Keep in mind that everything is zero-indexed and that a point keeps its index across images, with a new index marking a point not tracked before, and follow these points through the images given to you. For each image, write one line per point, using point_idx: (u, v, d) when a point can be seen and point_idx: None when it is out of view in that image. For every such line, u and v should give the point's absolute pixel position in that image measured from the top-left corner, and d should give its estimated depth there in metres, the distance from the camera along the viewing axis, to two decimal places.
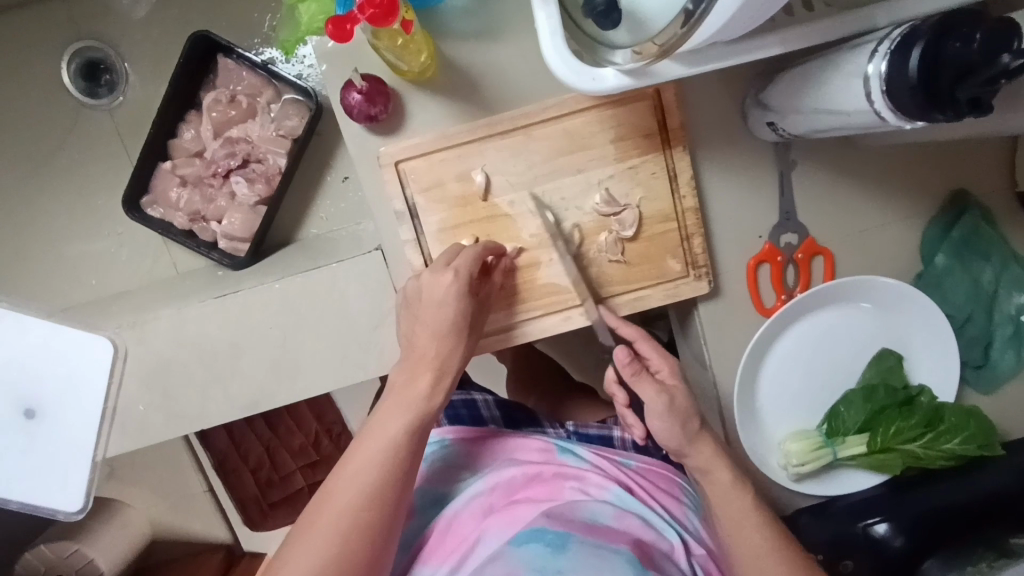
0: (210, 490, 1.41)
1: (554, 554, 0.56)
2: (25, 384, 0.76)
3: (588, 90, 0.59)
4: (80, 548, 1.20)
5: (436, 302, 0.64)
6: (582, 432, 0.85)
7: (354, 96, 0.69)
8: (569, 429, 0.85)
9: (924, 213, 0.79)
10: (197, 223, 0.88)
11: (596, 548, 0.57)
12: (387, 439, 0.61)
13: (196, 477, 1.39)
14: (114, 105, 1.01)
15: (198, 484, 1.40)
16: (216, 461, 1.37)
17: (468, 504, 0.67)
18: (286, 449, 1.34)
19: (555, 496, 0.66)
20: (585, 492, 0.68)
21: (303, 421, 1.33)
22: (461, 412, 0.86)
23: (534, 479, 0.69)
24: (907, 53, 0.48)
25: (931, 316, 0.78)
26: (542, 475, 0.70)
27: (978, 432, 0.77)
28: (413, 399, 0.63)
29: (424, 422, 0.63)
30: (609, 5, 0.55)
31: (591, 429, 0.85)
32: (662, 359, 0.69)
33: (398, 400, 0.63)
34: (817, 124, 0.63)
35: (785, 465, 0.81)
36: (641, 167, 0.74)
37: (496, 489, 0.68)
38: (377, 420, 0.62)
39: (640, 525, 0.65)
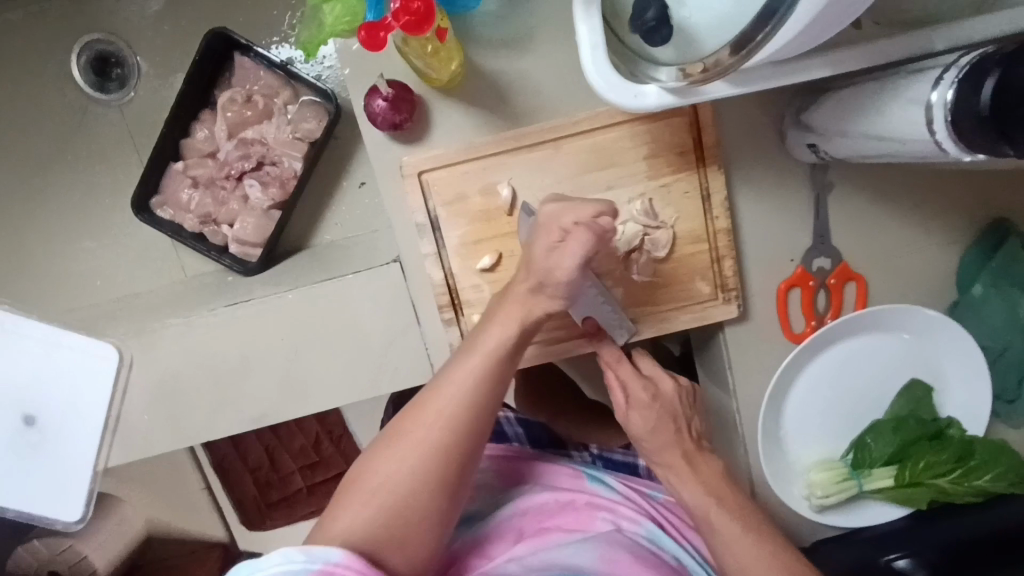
0: (207, 488, 1.38)
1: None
2: (26, 392, 0.73)
3: (629, 107, 0.56)
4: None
5: (552, 248, 0.54)
6: (607, 456, 0.82)
7: (378, 103, 0.66)
8: (594, 453, 0.82)
9: (962, 240, 0.77)
10: (207, 226, 0.85)
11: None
12: (460, 395, 0.53)
13: (194, 475, 1.36)
14: (124, 100, 0.98)
15: (197, 483, 1.37)
16: (216, 460, 1.34)
17: (494, 528, 0.64)
18: (287, 449, 1.30)
19: (588, 525, 0.63)
20: (618, 522, 0.65)
21: (303, 421, 1.28)
22: (483, 426, 0.80)
23: (566, 505, 0.66)
24: (977, 83, 0.45)
25: (964, 347, 0.76)
26: (574, 500, 0.66)
27: (1008, 470, 0.74)
28: (498, 340, 0.55)
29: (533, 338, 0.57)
30: (661, 19, 0.49)
31: (617, 454, 0.82)
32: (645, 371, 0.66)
33: (494, 329, 0.56)
34: (863, 149, 0.60)
35: (808, 496, 0.79)
36: (673, 186, 0.71)
37: (525, 513, 0.64)
38: (445, 376, 0.55)
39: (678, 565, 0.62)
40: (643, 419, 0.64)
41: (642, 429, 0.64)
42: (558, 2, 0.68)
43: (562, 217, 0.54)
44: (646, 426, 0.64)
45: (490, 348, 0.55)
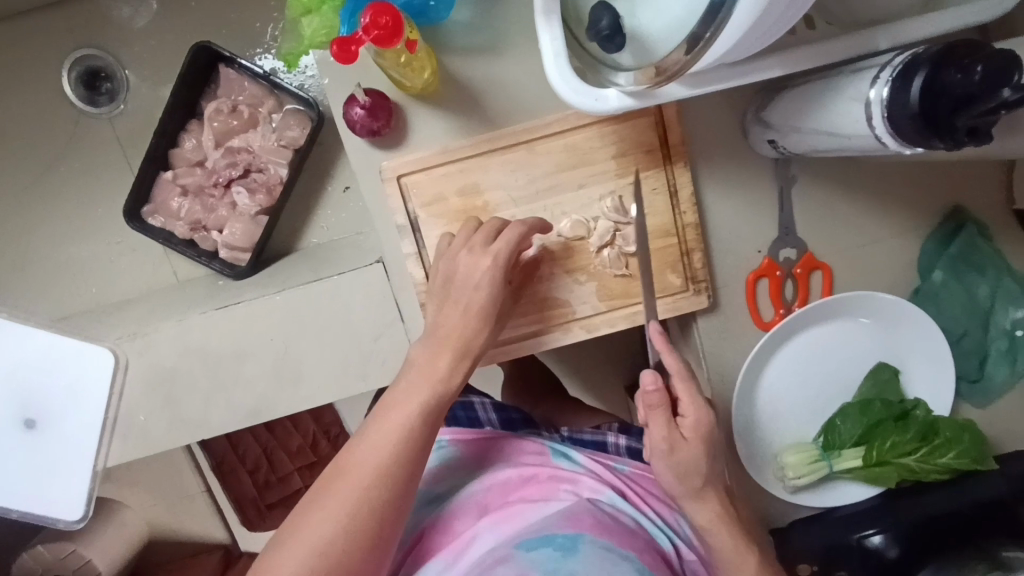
0: (207, 491, 1.41)
1: (563, 556, 0.57)
2: (24, 396, 0.76)
3: (590, 110, 0.59)
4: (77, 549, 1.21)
5: (472, 286, 0.64)
6: (576, 438, 0.84)
7: (356, 111, 0.69)
8: (564, 434, 0.85)
9: (922, 228, 0.80)
10: (197, 232, 0.88)
11: (607, 554, 0.57)
12: (377, 454, 0.58)
13: (193, 478, 1.39)
14: (115, 112, 1.01)
15: (196, 485, 1.40)
16: (215, 461, 1.37)
17: (466, 505, 0.68)
18: (285, 451, 1.34)
19: (551, 499, 0.66)
20: (580, 493, 0.68)
21: (301, 422, 1.32)
22: (459, 415, 0.85)
23: (530, 480, 0.70)
24: (908, 81, 0.48)
25: (925, 330, 0.79)
26: (538, 477, 0.70)
27: (972, 445, 0.78)
28: (410, 402, 0.61)
29: (441, 407, 0.62)
30: (615, 27, 0.53)
31: (586, 434, 0.84)
32: (691, 406, 0.63)
33: (413, 382, 0.62)
34: (817, 144, 0.63)
35: (782, 478, 0.82)
36: (642, 183, 0.74)
37: (492, 489, 0.69)
38: (364, 438, 0.60)
39: (638, 528, 0.67)
40: (694, 455, 0.63)
41: (686, 468, 0.64)
42: (527, 10, 0.71)
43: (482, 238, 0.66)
44: (687, 467, 0.64)
45: (398, 411, 0.60)
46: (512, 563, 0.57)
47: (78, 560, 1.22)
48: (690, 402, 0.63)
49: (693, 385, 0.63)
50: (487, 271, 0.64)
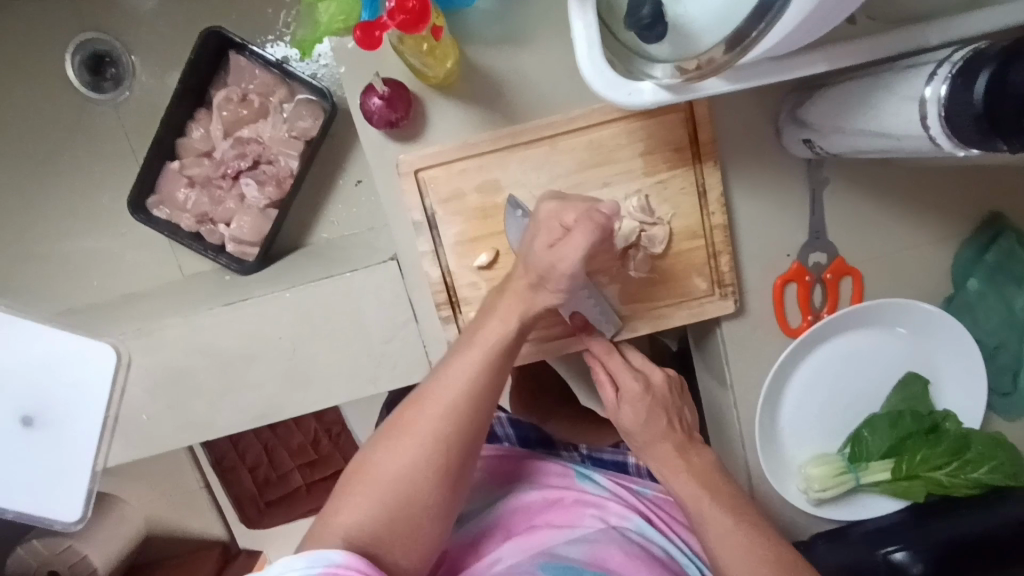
0: (205, 487, 1.38)
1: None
2: (20, 394, 0.72)
3: (624, 104, 0.56)
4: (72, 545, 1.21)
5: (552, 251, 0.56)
6: (596, 456, 0.85)
7: (374, 101, 0.66)
8: (583, 453, 0.84)
9: (957, 235, 0.77)
10: (204, 225, 0.84)
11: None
12: (434, 420, 0.56)
13: (192, 474, 1.36)
14: (120, 99, 0.98)
15: (194, 481, 1.37)
16: (215, 459, 1.34)
17: (487, 528, 0.65)
18: (286, 449, 1.31)
19: (576, 523, 0.64)
20: (604, 517, 0.66)
21: (302, 420, 1.29)
22: None
23: (555, 504, 0.67)
24: (972, 79, 0.45)
25: (959, 341, 0.76)
26: (563, 499, 0.68)
27: (1005, 461, 0.74)
28: (459, 373, 0.57)
29: (491, 378, 0.58)
30: (657, 16, 0.50)
31: (606, 454, 0.85)
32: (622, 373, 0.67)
33: (469, 344, 0.58)
34: (859, 145, 0.61)
35: (806, 490, 0.79)
36: (669, 182, 0.71)
37: (516, 511, 0.66)
38: (429, 400, 0.57)
39: (665, 558, 0.63)
40: (638, 404, 0.66)
41: (637, 416, 0.66)
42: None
43: (557, 216, 0.56)
44: (638, 416, 0.66)
45: (453, 381, 0.57)
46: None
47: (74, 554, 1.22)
48: (622, 369, 0.67)
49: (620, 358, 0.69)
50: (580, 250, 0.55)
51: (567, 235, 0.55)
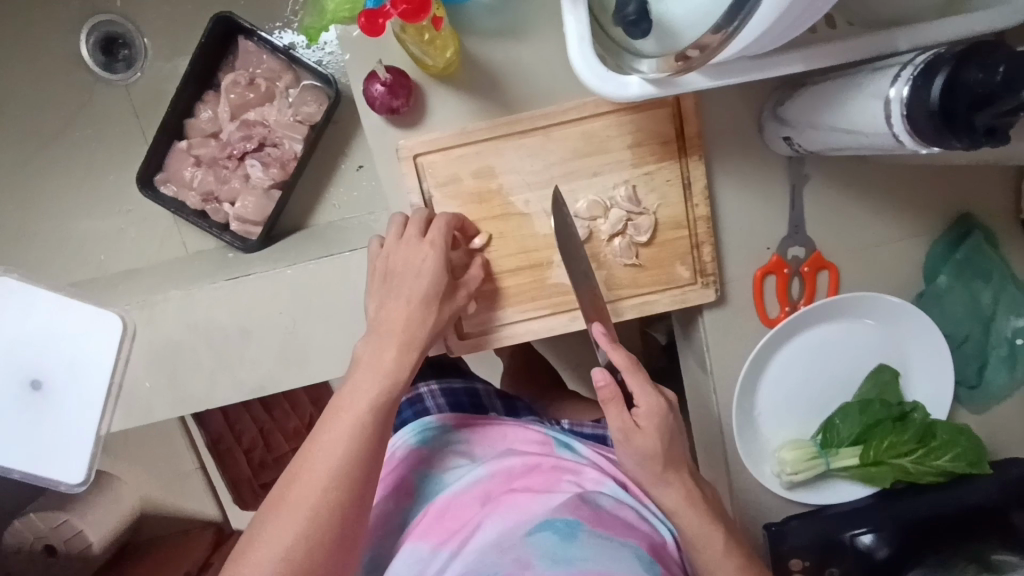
0: (201, 468, 1.42)
1: (566, 542, 0.55)
2: (31, 358, 0.77)
3: (612, 96, 0.59)
4: (68, 520, 1.24)
5: (416, 273, 0.66)
6: (578, 430, 0.87)
7: (376, 87, 0.69)
8: (565, 426, 0.87)
9: (930, 233, 0.81)
10: (209, 203, 0.88)
11: (608, 542, 0.56)
12: (330, 458, 0.57)
13: (187, 455, 1.41)
14: (130, 80, 1.01)
15: (189, 463, 1.42)
16: (211, 440, 1.37)
17: (465, 489, 0.67)
18: (281, 432, 1.33)
19: (553, 485, 0.66)
20: (581, 482, 0.68)
21: (299, 405, 1.31)
22: (462, 399, 0.86)
23: (533, 468, 0.69)
24: (930, 80, 0.48)
25: (927, 334, 0.80)
26: (541, 463, 0.70)
27: (968, 450, 0.78)
28: (352, 406, 0.60)
29: (395, 395, 0.62)
30: (642, 13, 0.54)
31: (587, 428, 0.86)
32: (648, 397, 0.65)
33: (371, 370, 0.62)
34: (833, 142, 0.64)
35: (778, 473, 0.83)
36: (656, 174, 0.75)
37: (495, 476, 0.68)
38: (317, 448, 0.58)
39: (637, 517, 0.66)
40: (662, 427, 0.66)
41: (653, 444, 0.65)
42: None
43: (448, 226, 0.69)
44: (655, 443, 0.65)
45: (353, 404, 0.60)
46: (512, 544, 0.56)
47: (69, 529, 1.25)
48: (642, 390, 0.66)
49: (642, 374, 0.66)
50: (430, 260, 0.67)
51: (417, 247, 0.68)
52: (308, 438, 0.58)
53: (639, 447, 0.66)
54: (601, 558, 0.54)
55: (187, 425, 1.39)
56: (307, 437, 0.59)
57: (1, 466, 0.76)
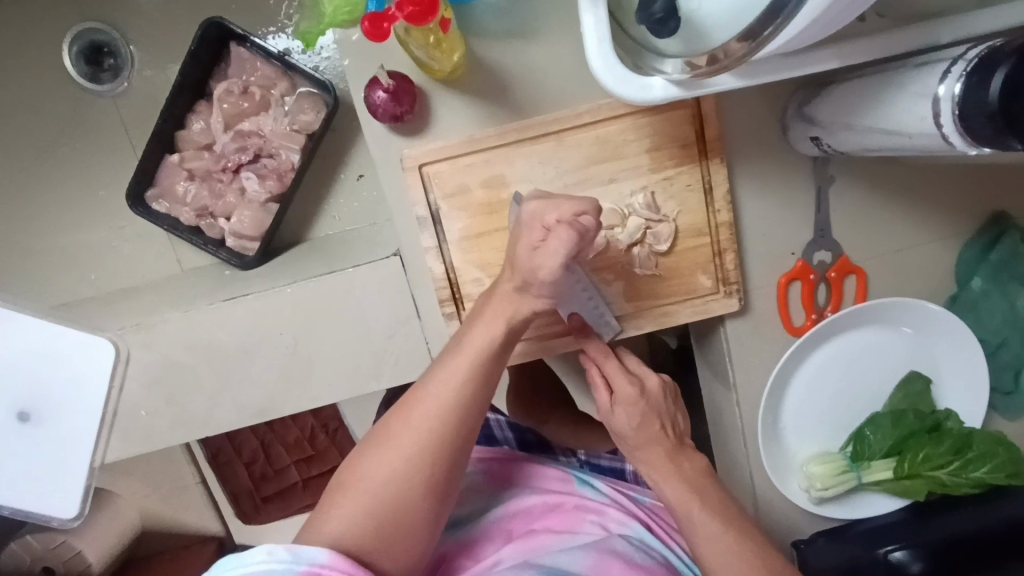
0: (202, 481, 1.37)
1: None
2: (16, 388, 0.72)
3: (632, 100, 0.56)
4: (66, 541, 1.22)
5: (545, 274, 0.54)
6: (594, 463, 0.88)
7: (379, 95, 0.65)
8: (581, 459, 0.88)
9: (962, 234, 0.77)
10: (204, 219, 0.83)
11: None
12: (444, 405, 0.54)
13: (188, 469, 1.35)
14: (118, 91, 0.96)
15: (190, 476, 1.36)
16: (210, 453, 1.32)
17: (484, 527, 0.63)
18: (281, 443, 1.30)
19: (578, 527, 0.62)
20: (605, 521, 0.64)
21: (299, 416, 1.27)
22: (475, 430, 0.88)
23: (554, 508, 0.64)
24: (986, 78, 0.45)
25: (961, 340, 0.76)
26: (564, 501, 0.66)
27: (1008, 461, 0.74)
28: (468, 363, 0.56)
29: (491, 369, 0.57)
30: (669, 11, 0.48)
31: (603, 461, 0.87)
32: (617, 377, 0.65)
33: (460, 357, 0.56)
34: (868, 143, 0.60)
35: (807, 488, 0.80)
36: (675, 179, 0.71)
37: (515, 515, 0.63)
38: (427, 391, 0.55)
39: (664, 561, 0.61)
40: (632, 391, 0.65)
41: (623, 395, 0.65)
42: None
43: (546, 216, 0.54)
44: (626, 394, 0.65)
45: (434, 401, 0.54)
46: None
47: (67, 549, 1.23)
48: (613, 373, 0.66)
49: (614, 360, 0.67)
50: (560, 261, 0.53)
51: (545, 239, 0.54)
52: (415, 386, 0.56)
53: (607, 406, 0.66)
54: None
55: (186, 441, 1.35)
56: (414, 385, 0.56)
57: None
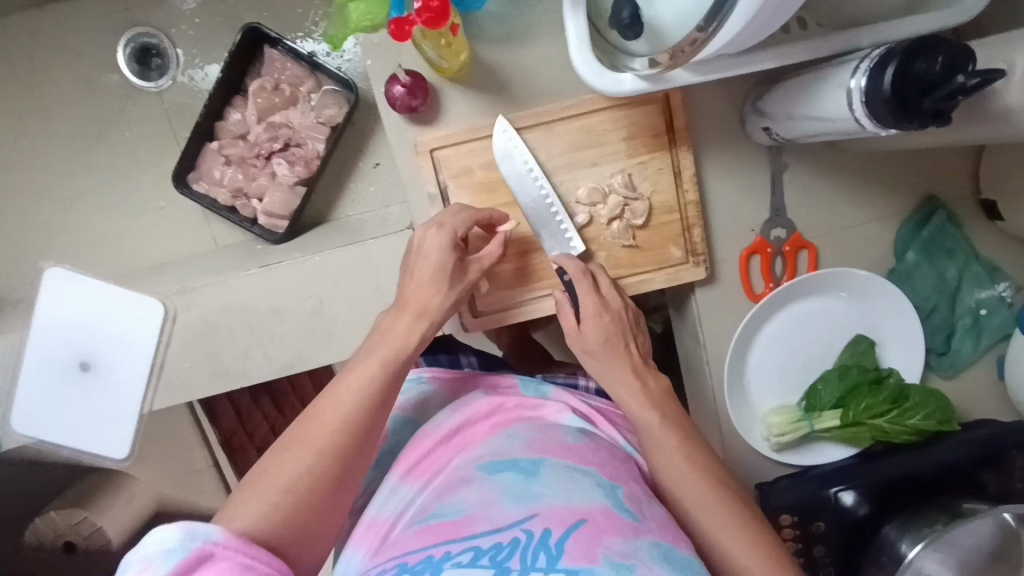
0: (215, 465, 1.44)
1: (528, 480, 0.57)
2: (81, 341, 0.87)
3: (607, 91, 0.67)
4: (89, 516, 1.16)
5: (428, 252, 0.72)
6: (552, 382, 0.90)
7: (396, 89, 0.77)
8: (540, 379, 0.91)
9: (898, 214, 0.89)
10: (238, 200, 0.95)
11: (568, 474, 0.59)
12: (339, 407, 0.61)
13: (201, 453, 1.42)
14: (163, 87, 1.00)
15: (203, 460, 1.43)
16: (226, 436, 1.43)
17: (436, 432, 0.70)
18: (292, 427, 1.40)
19: (514, 428, 0.68)
20: (541, 423, 0.71)
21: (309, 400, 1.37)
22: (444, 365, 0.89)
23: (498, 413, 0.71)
24: (883, 71, 0.57)
25: (899, 305, 0.88)
26: (500, 410, 0.73)
27: (936, 409, 0.84)
28: (365, 368, 0.64)
29: (400, 365, 0.66)
30: (634, 18, 0.61)
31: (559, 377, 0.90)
32: (592, 296, 0.77)
33: (363, 364, 0.64)
34: (808, 130, 0.72)
35: (767, 436, 0.91)
36: (649, 163, 0.83)
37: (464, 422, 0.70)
38: (327, 399, 0.62)
39: (599, 442, 0.69)
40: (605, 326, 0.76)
41: (597, 338, 0.76)
42: (552, 3, 0.79)
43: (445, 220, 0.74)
44: (597, 338, 0.76)
45: (329, 411, 0.61)
46: (475, 488, 0.57)
47: (88, 527, 1.17)
48: (586, 292, 0.78)
49: (587, 281, 0.78)
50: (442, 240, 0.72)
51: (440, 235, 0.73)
52: (318, 397, 0.63)
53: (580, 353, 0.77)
54: (561, 492, 0.56)
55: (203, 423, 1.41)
56: (317, 397, 0.63)
57: (57, 438, 0.87)
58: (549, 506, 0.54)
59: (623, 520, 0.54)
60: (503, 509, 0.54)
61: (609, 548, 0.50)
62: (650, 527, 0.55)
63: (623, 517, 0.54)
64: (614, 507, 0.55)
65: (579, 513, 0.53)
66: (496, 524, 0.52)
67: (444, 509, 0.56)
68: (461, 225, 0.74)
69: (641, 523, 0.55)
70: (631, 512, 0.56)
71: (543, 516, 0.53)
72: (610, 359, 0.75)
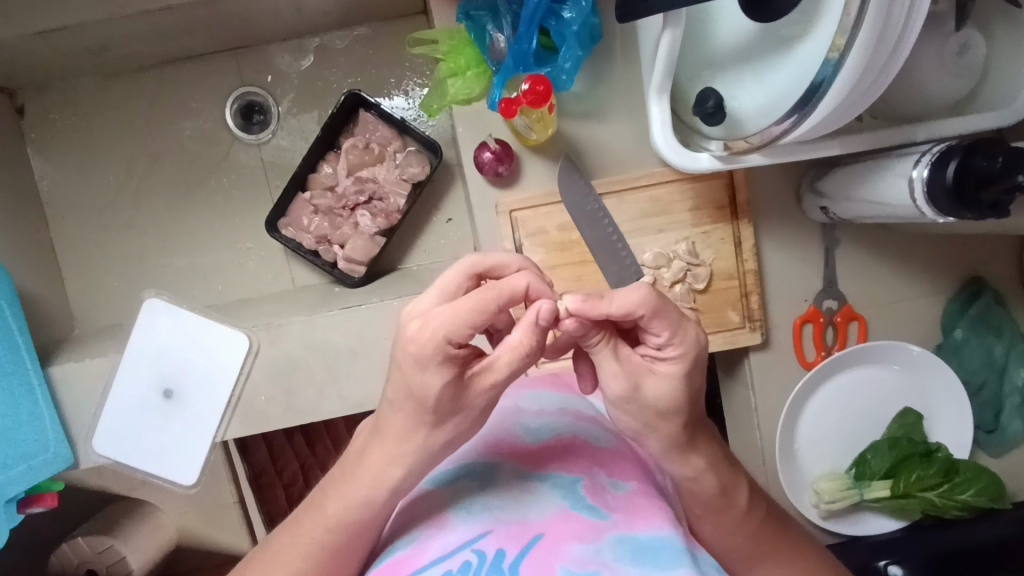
0: (240, 503, 1.26)
1: (483, 488, 0.52)
2: (170, 370, 0.94)
3: (685, 167, 0.74)
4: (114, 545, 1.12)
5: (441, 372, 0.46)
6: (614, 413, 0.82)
7: (486, 155, 0.85)
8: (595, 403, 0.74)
9: (945, 293, 0.93)
10: (321, 244, 1.02)
11: (520, 485, 0.52)
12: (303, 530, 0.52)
13: (227, 487, 1.25)
14: (262, 140, 1.10)
15: (229, 494, 1.26)
16: (252, 473, 1.26)
17: None
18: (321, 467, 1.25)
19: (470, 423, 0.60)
20: (502, 409, 0.62)
21: (341, 441, 1.23)
22: None
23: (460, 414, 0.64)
24: (944, 166, 0.63)
25: (948, 380, 0.91)
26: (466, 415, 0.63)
27: (989, 484, 0.87)
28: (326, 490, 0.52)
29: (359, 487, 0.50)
30: (718, 107, 0.69)
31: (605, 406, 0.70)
32: (675, 333, 0.50)
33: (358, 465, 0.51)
34: (866, 212, 0.78)
35: (817, 503, 0.92)
36: (712, 233, 0.89)
37: None
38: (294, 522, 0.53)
39: (563, 422, 0.59)
40: (671, 382, 0.50)
41: (661, 401, 0.50)
42: (629, 85, 0.87)
43: (455, 333, 0.45)
44: (661, 401, 0.50)
45: (294, 536, 0.53)
46: (434, 507, 0.51)
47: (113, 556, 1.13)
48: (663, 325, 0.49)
49: (674, 311, 0.49)
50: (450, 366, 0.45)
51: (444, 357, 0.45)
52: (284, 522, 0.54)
53: (636, 425, 0.52)
54: (515, 505, 0.50)
55: (228, 457, 1.23)
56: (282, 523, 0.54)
57: (136, 460, 0.94)
58: (503, 520, 0.48)
59: (584, 520, 0.48)
60: (455, 527, 0.48)
61: (568, 560, 0.45)
62: (616, 523, 0.49)
63: (584, 518, 0.49)
64: (572, 507, 0.50)
65: (534, 528, 0.48)
66: (445, 548, 0.47)
67: (398, 547, 0.50)
68: (472, 326, 0.45)
69: (605, 520, 0.49)
70: (593, 508, 0.50)
71: (499, 533, 0.47)
72: (677, 422, 0.51)
